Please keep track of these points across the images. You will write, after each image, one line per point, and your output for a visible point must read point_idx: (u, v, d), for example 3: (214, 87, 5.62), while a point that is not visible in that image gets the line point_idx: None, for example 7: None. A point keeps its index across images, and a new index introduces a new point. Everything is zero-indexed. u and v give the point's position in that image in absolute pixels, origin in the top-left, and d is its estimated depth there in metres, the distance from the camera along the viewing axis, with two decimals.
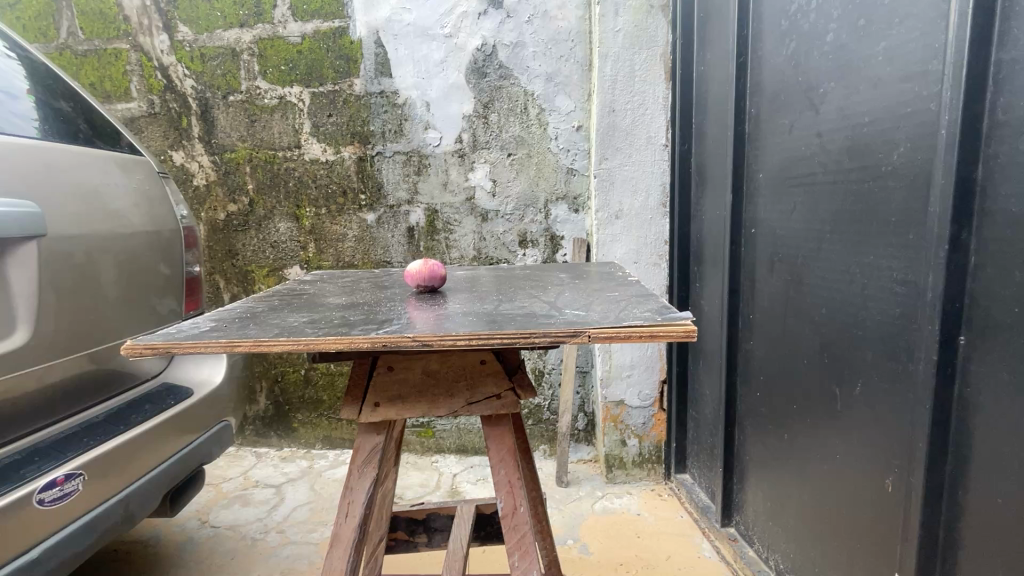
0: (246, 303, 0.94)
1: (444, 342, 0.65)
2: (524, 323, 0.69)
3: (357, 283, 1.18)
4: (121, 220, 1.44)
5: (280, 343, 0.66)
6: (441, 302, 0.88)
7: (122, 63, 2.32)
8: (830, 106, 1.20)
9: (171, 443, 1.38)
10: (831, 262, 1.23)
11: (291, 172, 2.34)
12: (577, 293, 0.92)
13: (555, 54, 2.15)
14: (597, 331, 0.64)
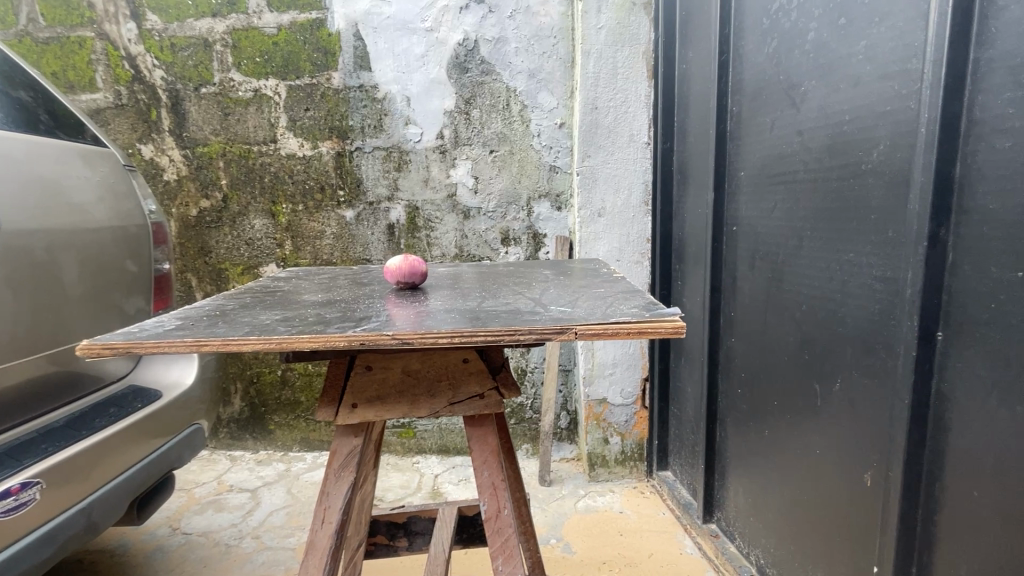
0: (216, 300, 0.90)
1: (424, 340, 0.63)
2: (510, 320, 0.67)
3: (335, 280, 1.15)
4: (83, 214, 1.38)
5: (251, 343, 0.63)
6: (422, 299, 0.85)
7: (87, 51, 2.22)
8: (811, 105, 1.21)
9: (137, 448, 1.31)
10: (811, 259, 1.24)
11: (266, 167, 2.28)
12: (560, 290, 0.91)
13: (538, 50, 2.14)
14: (583, 328, 0.62)
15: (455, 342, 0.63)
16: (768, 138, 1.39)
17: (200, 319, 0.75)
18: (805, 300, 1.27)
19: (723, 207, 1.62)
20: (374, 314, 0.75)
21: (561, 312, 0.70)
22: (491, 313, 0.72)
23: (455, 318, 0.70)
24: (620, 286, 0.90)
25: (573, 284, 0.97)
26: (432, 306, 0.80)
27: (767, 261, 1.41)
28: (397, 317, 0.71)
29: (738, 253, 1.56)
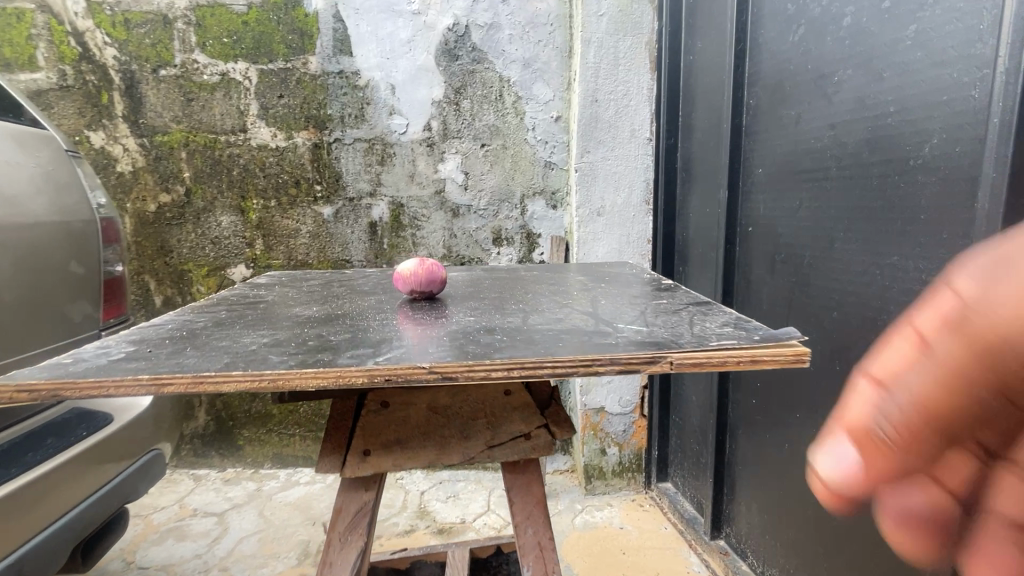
0: (184, 317, 0.75)
1: (470, 373, 0.54)
2: (577, 346, 0.60)
3: (326, 289, 1.01)
4: (16, 206, 1.17)
5: (233, 382, 0.53)
6: (444, 316, 0.76)
7: (27, 25, 1.97)
8: (844, 96, 1.12)
9: (83, 482, 1.12)
10: (844, 263, 1.15)
11: (235, 158, 2.07)
12: (624, 301, 0.84)
13: (533, 38, 2.01)
14: (679, 356, 0.56)
15: (510, 375, 0.55)
16: (790, 133, 1.30)
17: (171, 348, 0.61)
18: (835, 306, 1.18)
19: (736, 206, 1.53)
20: (394, 337, 0.65)
21: (643, 335, 0.64)
22: (548, 336, 0.64)
23: (506, 345, 0.61)
24: (690, 299, 0.84)
25: (633, 293, 0.90)
26: (464, 326, 0.70)
27: (789, 263, 1.32)
28: (429, 342, 0.62)
29: (753, 256, 1.47)
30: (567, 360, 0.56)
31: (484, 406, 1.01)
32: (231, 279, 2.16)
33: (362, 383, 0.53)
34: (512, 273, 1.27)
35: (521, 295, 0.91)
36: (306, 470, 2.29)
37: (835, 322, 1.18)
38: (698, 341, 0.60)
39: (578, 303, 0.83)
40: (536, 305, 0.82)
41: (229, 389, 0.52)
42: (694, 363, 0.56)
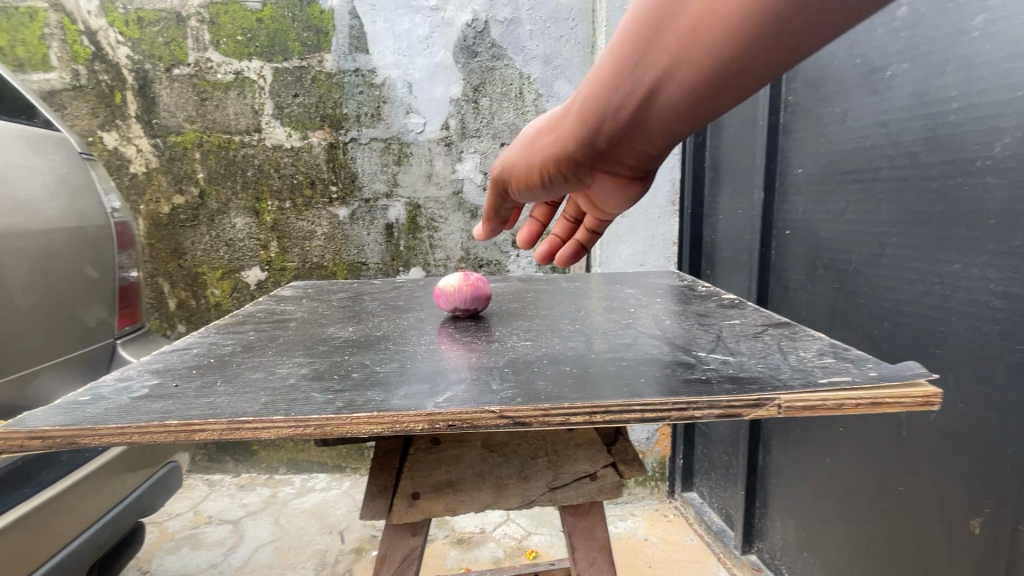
0: (214, 346, 0.72)
1: (544, 417, 0.50)
2: (665, 386, 0.55)
3: (354, 306, 0.96)
4: (33, 212, 1.14)
5: (271, 428, 0.49)
6: (499, 346, 0.72)
7: (39, 24, 1.93)
8: (898, 91, 1.03)
9: (100, 500, 1.07)
10: (898, 270, 1.06)
11: (249, 159, 2.03)
12: (699, 326, 0.80)
13: (554, 34, 1.94)
14: (791, 398, 0.51)
15: (590, 420, 0.50)
16: (835, 131, 1.20)
17: (202, 387, 0.57)
18: (886, 317, 1.10)
19: (771, 209, 1.45)
20: (449, 371, 0.61)
21: (740, 372, 0.59)
22: (625, 374, 0.59)
23: (576, 382, 0.57)
24: (771, 324, 0.79)
25: (705, 316, 0.86)
26: (523, 359, 0.67)
27: (831, 269, 1.24)
28: (490, 378, 0.59)
29: (790, 262, 1.40)
30: (657, 404, 0.51)
31: (546, 443, 0.95)
32: (246, 282, 2.12)
33: (422, 428, 0.49)
34: (543, 284, 1.21)
35: (563, 321, 0.86)
36: (321, 476, 2.25)
37: (885, 333, 1.10)
38: (805, 380, 0.55)
39: (639, 329, 0.79)
40: (584, 335, 0.76)
41: (273, 435, 0.49)
42: (808, 406, 0.51)
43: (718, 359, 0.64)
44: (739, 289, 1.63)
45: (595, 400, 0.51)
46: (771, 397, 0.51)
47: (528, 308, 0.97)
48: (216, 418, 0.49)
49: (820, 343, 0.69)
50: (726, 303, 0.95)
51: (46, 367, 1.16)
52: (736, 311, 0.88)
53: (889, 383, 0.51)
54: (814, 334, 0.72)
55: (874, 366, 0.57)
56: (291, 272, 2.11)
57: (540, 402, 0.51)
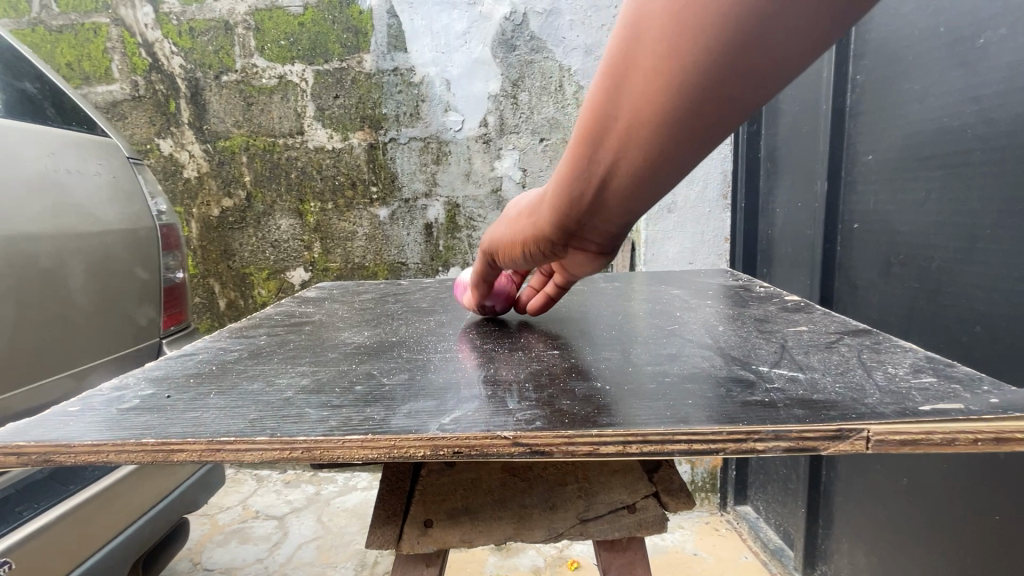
0: (224, 351, 0.71)
1: (567, 447, 0.44)
2: (720, 412, 0.47)
3: (376, 310, 0.93)
4: (90, 215, 1.19)
5: (252, 452, 0.44)
6: (528, 355, 0.67)
7: (102, 39, 2.03)
8: (994, 61, 0.89)
9: (138, 497, 1.09)
10: (994, 267, 0.92)
11: (293, 161, 2.07)
12: (759, 334, 0.71)
13: (596, 22, 1.86)
14: (884, 430, 0.42)
15: (625, 452, 0.43)
16: (914, 110, 1.06)
17: (194, 398, 0.55)
18: (978, 319, 0.95)
19: (835, 202, 1.31)
20: (460, 386, 0.56)
21: (813, 393, 0.50)
22: (667, 395, 0.52)
23: (611, 403, 0.50)
24: (846, 333, 0.69)
25: (767, 322, 0.77)
26: (548, 373, 0.60)
27: (909, 267, 1.10)
28: (513, 395, 0.53)
29: (858, 259, 1.26)
30: (711, 434, 0.43)
31: (577, 469, 0.88)
32: (291, 282, 2.16)
33: (424, 455, 0.44)
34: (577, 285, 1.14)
35: (597, 328, 0.79)
36: (364, 475, 2.26)
37: (976, 339, 0.96)
38: (901, 406, 0.46)
39: (687, 337, 0.71)
40: (619, 346, 0.69)
41: (257, 458, 0.44)
42: (907, 440, 0.42)
43: (786, 376, 0.55)
44: (800, 289, 1.50)
45: (630, 427, 0.44)
46: (858, 428, 0.42)
47: (558, 312, 0.91)
48: (197, 438, 0.45)
49: (913, 357, 0.59)
50: (790, 306, 0.85)
51: (96, 361, 1.18)
52: (803, 317, 0.79)
53: (1013, 412, 0.42)
54: (905, 346, 0.62)
55: (988, 390, 0.47)
56: (334, 272, 2.14)
57: (561, 428, 0.44)
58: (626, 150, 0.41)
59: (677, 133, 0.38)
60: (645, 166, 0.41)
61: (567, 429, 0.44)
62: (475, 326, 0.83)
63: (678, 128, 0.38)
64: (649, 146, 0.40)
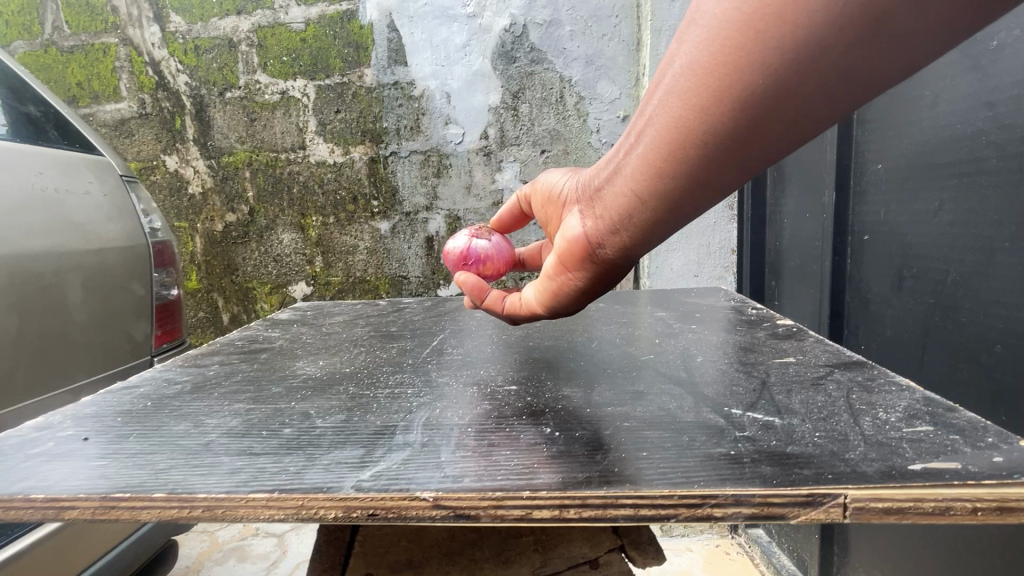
0: (165, 385, 0.70)
1: (495, 511, 0.41)
2: (676, 467, 0.43)
3: (341, 335, 0.94)
4: (90, 234, 1.15)
5: (144, 511, 0.42)
6: (492, 391, 0.63)
7: (111, 59, 2.06)
8: (1009, 64, 0.83)
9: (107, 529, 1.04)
10: (1010, 283, 0.85)
11: (295, 176, 2.06)
12: (742, 368, 0.67)
13: (596, 33, 1.84)
14: (865, 496, 0.38)
15: (561, 516, 0.40)
16: (925, 117, 1.01)
17: (111, 441, 0.54)
18: (998, 339, 0.87)
19: (846, 212, 1.26)
20: (395, 431, 0.53)
21: (788, 444, 0.46)
22: (618, 443, 0.48)
23: (560, 456, 0.46)
24: (837, 367, 0.65)
25: (754, 353, 0.73)
26: (497, 413, 0.57)
27: (922, 281, 1.02)
28: (463, 443, 0.50)
29: (870, 272, 1.19)
30: (658, 498, 0.40)
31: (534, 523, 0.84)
32: (293, 297, 2.15)
33: (334, 516, 0.41)
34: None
35: (566, 358, 0.75)
36: None
37: (998, 360, 0.87)
38: (886, 465, 0.42)
39: (659, 370, 0.67)
40: (583, 380, 0.65)
41: (155, 517, 0.43)
42: (891, 508, 0.38)
43: (760, 420, 0.52)
44: (808, 306, 1.44)
45: (566, 487, 0.41)
46: (836, 492, 0.39)
47: (531, 337, 0.87)
48: (90, 495, 0.43)
49: (908, 399, 0.55)
50: (782, 333, 0.81)
51: (94, 381, 1.11)
52: (793, 346, 0.75)
53: (1017, 482, 0.38)
54: (901, 385, 0.58)
55: (990, 448, 0.43)
56: (335, 286, 2.12)
57: (489, 489, 0.41)
58: (666, 96, 0.51)
59: (702, 88, 0.48)
60: (673, 117, 0.51)
61: (494, 491, 0.41)
62: (440, 354, 0.80)
63: (704, 83, 0.48)
64: (678, 93, 0.50)
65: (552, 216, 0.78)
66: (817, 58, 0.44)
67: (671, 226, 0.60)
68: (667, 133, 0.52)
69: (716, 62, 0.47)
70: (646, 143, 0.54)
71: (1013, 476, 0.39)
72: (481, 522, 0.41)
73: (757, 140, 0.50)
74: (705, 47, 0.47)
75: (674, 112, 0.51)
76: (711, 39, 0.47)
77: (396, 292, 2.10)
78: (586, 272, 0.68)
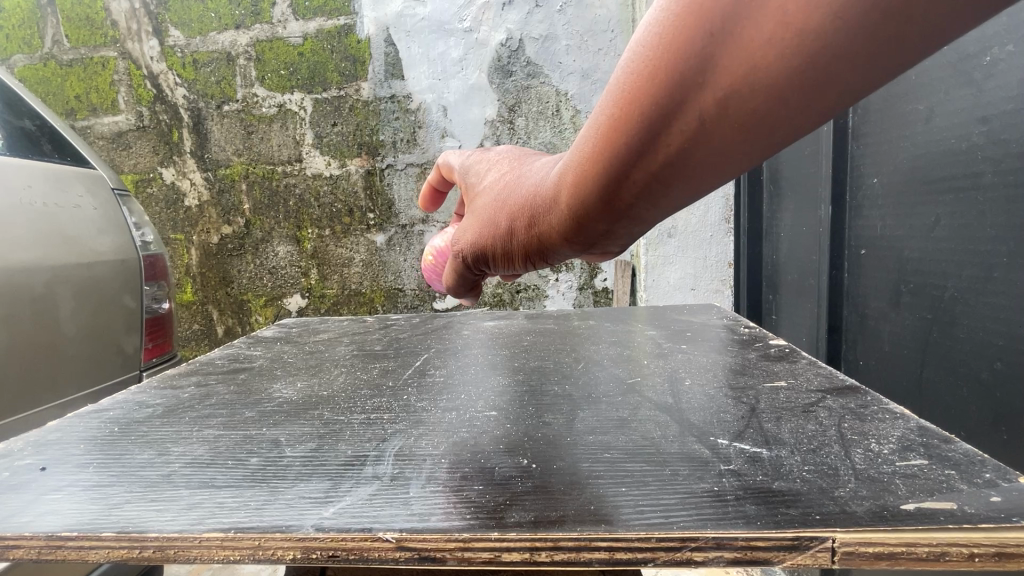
0: (143, 408, 0.69)
1: (462, 554, 0.39)
2: (657, 505, 0.42)
3: (323, 354, 0.93)
4: (83, 246, 1.14)
5: (92, 550, 0.41)
6: (474, 418, 0.61)
7: (110, 72, 2.06)
8: (1002, 79, 0.82)
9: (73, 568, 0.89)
10: (1004, 303, 0.83)
11: (291, 189, 2.06)
12: (732, 393, 0.66)
13: (592, 47, 1.86)
14: (854, 539, 0.37)
15: (531, 559, 0.39)
16: (920, 132, 1.00)
17: (69, 471, 0.52)
18: (998, 355, 0.84)
19: (844, 226, 1.24)
20: (365, 462, 0.51)
21: (776, 479, 0.45)
22: (597, 476, 0.47)
23: (535, 493, 0.45)
24: (830, 393, 0.64)
25: (745, 376, 0.71)
26: (473, 442, 0.55)
27: (920, 297, 1.01)
28: (438, 475, 0.48)
29: (869, 286, 1.17)
30: (635, 540, 0.38)
31: None
32: (288, 309, 2.13)
33: (293, 558, 0.40)
34: (550, 323, 1.09)
35: (550, 382, 0.73)
36: None
37: (999, 377, 0.84)
38: (877, 504, 0.40)
39: (645, 396, 0.65)
40: (565, 407, 0.64)
41: (104, 556, 0.41)
42: (881, 553, 0.36)
43: (747, 452, 0.50)
44: (806, 322, 1.42)
45: (537, 528, 0.40)
46: (824, 535, 0.37)
47: (516, 358, 0.86)
48: (37, 533, 0.43)
49: (902, 429, 0.53)
50: (774, 354, 0.80)
51: (85, 395, 1.09)
52: (785, 369, 0.73)
53: (1015, 526, 0.36)
54: (895, 413, 0.57)
55: (986, 486, 0.42)
56: (330, 299, 2.11)
57: (455, 530, 0.40)
58: (699, 136, 0.32)
59: (767, 122, 0.30)
60: (722, 154, 0.33)
61: (460, 532, 0.39)
62: (422, 376, 0.78)
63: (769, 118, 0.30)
64: (728, 127, 0.31)
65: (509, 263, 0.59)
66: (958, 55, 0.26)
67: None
68: (711, 172, 0.35)
69: (789, 89, 0.28)
70: (676, 186, 0.36)
71: (1009, 518, 0.37)
72: (447, 565, 0.39)
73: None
74: (761, 69, 0.28)
75: (722, 152, 0.33)
76: (769, 57, 0.27)
77: (391, 305, 2.08)
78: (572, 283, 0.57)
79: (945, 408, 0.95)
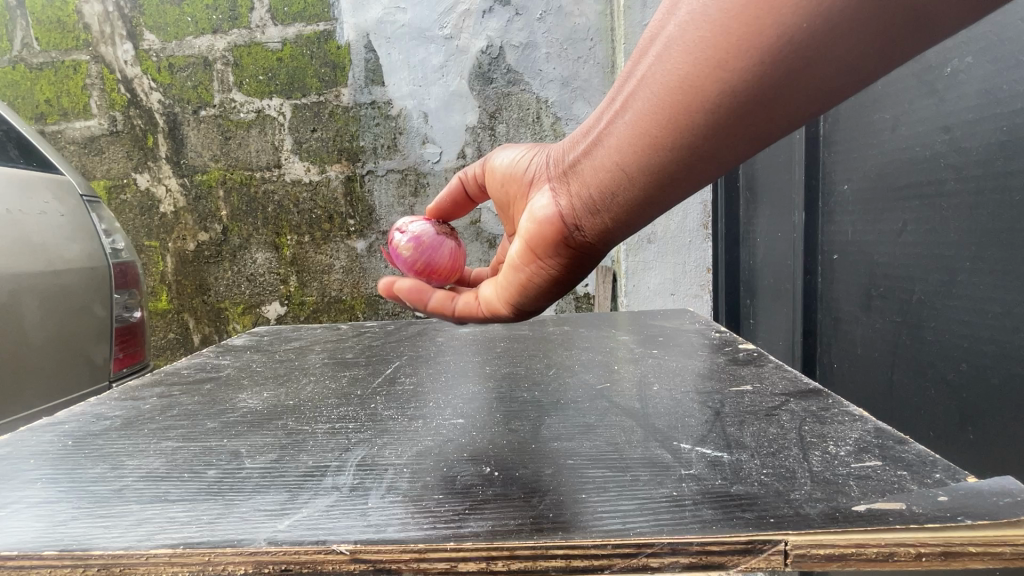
0: (97, 422, 0.67)
1: (418, 564, 0.39)
2: (616, 512, 0.42)
3: (293, 363, 0.91)
4: (52, 254, 1.11)
5: (27, 567, 0.40)
6: (441, 428, 0.61)
7: (81, 76, 2.02)
8: (961, 90, 0.85)
9: None
10: (964, 302, 0.86)
11: (270, 195, 2.03)
12: (700, 397, 0.66)
13: (572, 55, 1.87)
14: (806, 542, 0.37)
15: (488, 569, 0.38)
16: (886, 140, 1.03)
17: (17, 487, 0.51)
18: (963, 356, 0.86)
19: (815, 230, 1.27)
20: (326, 473, 0.51)
21: (734, 483, 0.45)
22: (559, 484, 0.47)
23: (494, 503, 0.44)
24: (794, 396, 0.65)
25: (713, 381, 0.72)
26: (437, 451, 0.55)
27: (888, 299, 1.03)
28: (398, 488, 0.47)
29: (839, 290, 1.19)
30: (592, 548, 0.38)
31: None
32: (266, 316, 2.10)
33: (244, 572, 0.39)
34: (526, 329, 1.09)
35: (521, 388, 0.73)
36: None
37: (963, 378, 0.86)
38: (829, 506, 0.41)
39: (614, 401, 0.66)
40: (534, 413, 0.64)
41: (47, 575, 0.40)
42: (832, 555, 0.37)
43: (708, 456, 0.50)
44: (781, 323, 1.45)
45: (494, 537, 0.39)
46: (777, 538, 0.37)
47: (489, 364, 0.86)
48: None
49: (859, 430, 0.54)
50: (742, 358, 0.81)
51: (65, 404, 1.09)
52: (752, 372, 0.74)
53: (960, 525, 0.37)
54: (854, 415, 0.58)
55: (935, 485, 0.43)
56: (309, 306, 2.08)
57: (411, 541, 0.39)
58: (666, 51, 0.48)
59: (713, 46, 0.44)
60: (678, 73, 0.47)
61: (416, 542, 0.39)
62: (391, 384, 0.78)
63: (714, 44, 0.44)
64: (686, 43, 0.46)
65: (511, 192, 0.77)
66: (832, 28, 0.40)
67: (656, 203, 0.57)
68: (664, 92, 0.48)
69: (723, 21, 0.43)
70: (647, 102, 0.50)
71: (955, 517, 0.38)
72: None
73: (765, 106, 0.46)
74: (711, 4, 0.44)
75: (677, 69, 0.47)
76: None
77: (372, 311, 2.06)
78: (557, 257, 0.66)
79: (914, 408, 0.97)
